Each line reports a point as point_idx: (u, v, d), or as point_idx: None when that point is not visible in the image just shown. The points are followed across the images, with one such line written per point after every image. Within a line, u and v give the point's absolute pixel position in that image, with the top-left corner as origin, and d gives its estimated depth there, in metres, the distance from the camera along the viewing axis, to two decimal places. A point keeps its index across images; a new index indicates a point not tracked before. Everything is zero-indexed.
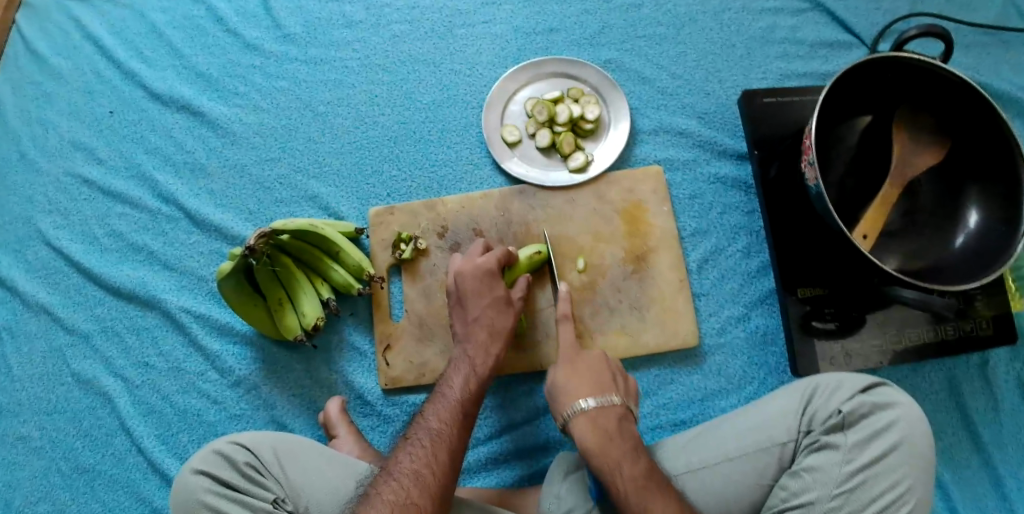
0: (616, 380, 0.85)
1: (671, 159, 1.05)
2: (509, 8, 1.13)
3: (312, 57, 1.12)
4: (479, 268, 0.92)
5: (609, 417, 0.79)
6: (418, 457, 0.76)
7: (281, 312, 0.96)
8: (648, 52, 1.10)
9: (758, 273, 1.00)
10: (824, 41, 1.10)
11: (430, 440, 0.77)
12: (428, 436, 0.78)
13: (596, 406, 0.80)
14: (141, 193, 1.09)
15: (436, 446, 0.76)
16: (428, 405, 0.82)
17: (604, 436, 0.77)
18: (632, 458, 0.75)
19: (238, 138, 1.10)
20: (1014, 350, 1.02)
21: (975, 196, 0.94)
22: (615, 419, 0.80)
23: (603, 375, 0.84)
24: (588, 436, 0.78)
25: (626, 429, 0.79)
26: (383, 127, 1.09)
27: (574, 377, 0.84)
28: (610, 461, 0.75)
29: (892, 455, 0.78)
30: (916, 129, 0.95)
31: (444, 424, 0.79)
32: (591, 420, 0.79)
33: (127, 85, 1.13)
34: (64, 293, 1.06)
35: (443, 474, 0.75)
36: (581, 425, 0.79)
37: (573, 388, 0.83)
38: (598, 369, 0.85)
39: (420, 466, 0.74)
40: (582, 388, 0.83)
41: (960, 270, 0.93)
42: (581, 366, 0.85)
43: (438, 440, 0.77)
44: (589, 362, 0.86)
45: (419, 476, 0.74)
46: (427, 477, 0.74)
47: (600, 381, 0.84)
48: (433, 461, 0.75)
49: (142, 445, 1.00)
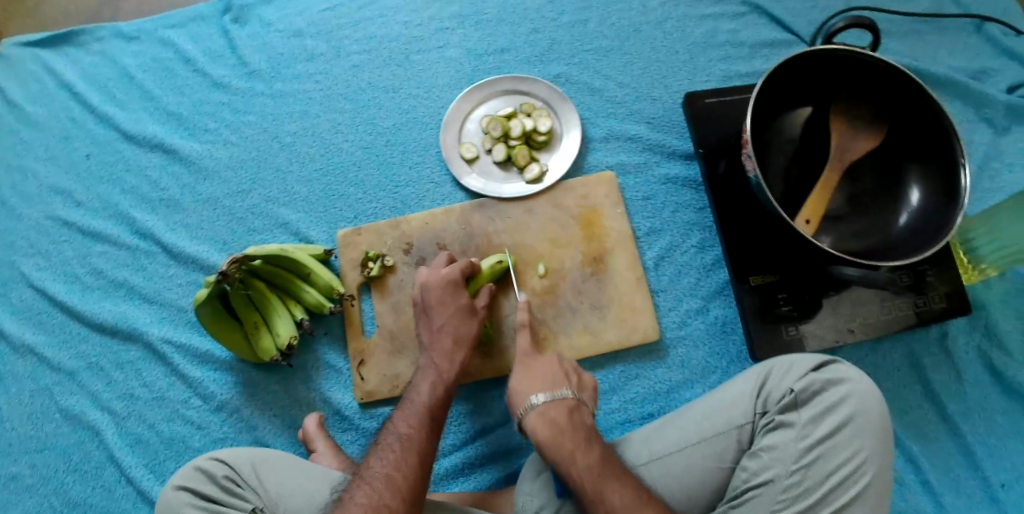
0: (568, 376, 0.87)
1: (622, 163, 1.09)
2: (461, 32, 1.19)
3: (277, 91, 1.19)
4: (441, 279, 0.95)
5: (560, 409, 0.82)
6: (389, 461, 0.79)
7: (257, 334, 1.01)
8: (595, 63, 1.16)
9: (714, 266, 1.04)
10: (763, 41, 1.15)
11: (399, 445, 0.80)
12: (397, 440, 0.81)
13: (547, 400, 0.83)
14: (119, 231, 1.14)
15: (405, 450, 0.80)
16: (397, 412, 0.86)
17: (555, 429, 0.80)
18: (585, 448, 0.78)
19: (209, 172, 1.16)
20: (973, 323, 1.03)
21: (916, 175, 0.98)
22: (566, 411, 0.82)
23: (555, 372, 0.87)
24: (541, 431, 0.81)
25: (578, 420, 0.81)
26: (347, 153, 1.15)
27: (528, 378, 0.87)
28: (564, 452, 0.78)
29: (846, 429, 0.80)
30: (851, 116, 0.99)
31: (413, 428, 0.82)
32: (544, 415, 0.82)
33: (103, 130, 1.20)
34: (50, 333, 1.11)
35: (414, 475, 0.78)
36: (533, 421, 0.82)
37: (524, 388, 0.86)
38: (552, 366, 0.88)
39: (390, 469, 0.77)
40: (534, 386, 0.85)
41: (907, 247, 0.96)
42: (533, 365, 0.88)
43: (406, 443, 0.80)
44: (542, 363, 0.88)
45: (390, 479, 0.77)
46: (398, 478, 0.77)
47: (552, 379, 0.86)
48: (403, 463, 0.78)
49: (130, 475, 1.03)
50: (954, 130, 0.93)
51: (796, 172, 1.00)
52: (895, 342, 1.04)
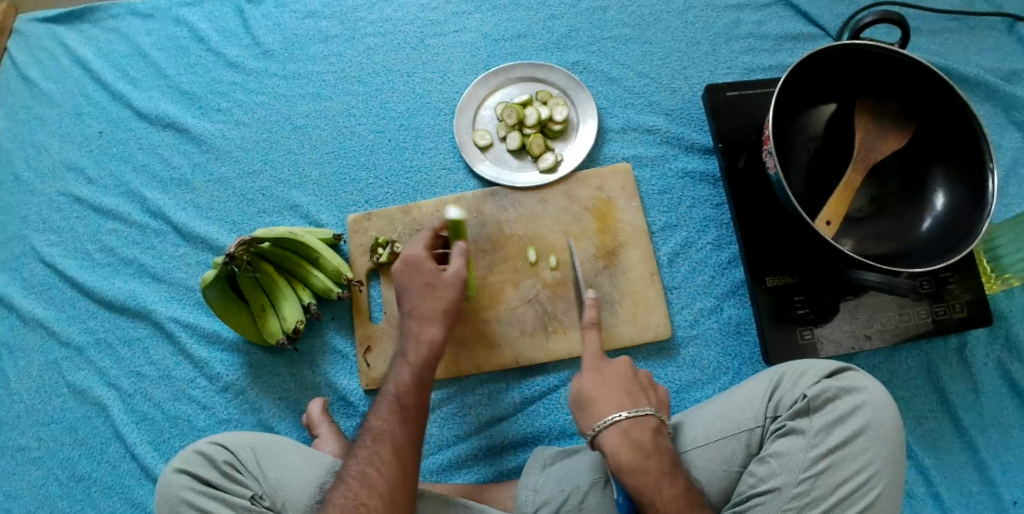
0: (646, 391, 0.83)
1: (639, 155, 1.07)
2: (478, 16, 1.16)
3: (290, 71, 1.17)
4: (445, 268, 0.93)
5: (644, 430, 0.78)
6: (363, 458, 0.77)
7: (264, 317, 1.00)
8: (614, 52, 1.13)
9: (729, 265, 1.02)
10: (788, 34, 1.12)
11: (371, 440, 0.79)
12: (371, 436, 0.79)
13: (630, 419, 0.79)
14: (129, 208, 1.13)
15: (378, 444, 0.78)
16: (373, 405, 0.83)
17: (640, 453, 0.76)
18: (671, 477, 0.76)
19: (220, 152, 1.14)
20: (992, 332, 1.01)
21: (941, 178, 0.95)
22: (650, 432, 0.79)
23: (630, 385, 0.83)
24: (623, 454, 0.76)
25: (660, 443, 0.78)
26: (360, 136, 1.13)
27: (604, 388, 0.82)
28: (650, 479, 0.75)
29: (858, 440, 0.79)
30: (878, 114, 0.96)
31: (385, 422, 0.80)
32: (624, 434, 0.77)
33: (116, 106, 1.18)
34: (59, 308, 1.11)
35: (389, 470, 0.76)
36: (612, 439, 0.77)
37: (604, 400, 0.81)
38: (624, 378, 0.83)
39: (365, 467, 0.76)
40: (611, 399, 0.81)
41: (929, 252, 0.94)
42: (608, 373, 0.83)
43: (378, 437, 0.78)
44: (615, 371, 0.83)
45: (364, 475, 0.75)
46: (373, 475, 0.75)
47: (631, 393, 0.82)
48: (376, 458, 0.77)
49: (135, 451, 1.04)
50: (983, 133, 0.90)
51: (818, 171, 0.98)
52: (911, 349, 1.02)
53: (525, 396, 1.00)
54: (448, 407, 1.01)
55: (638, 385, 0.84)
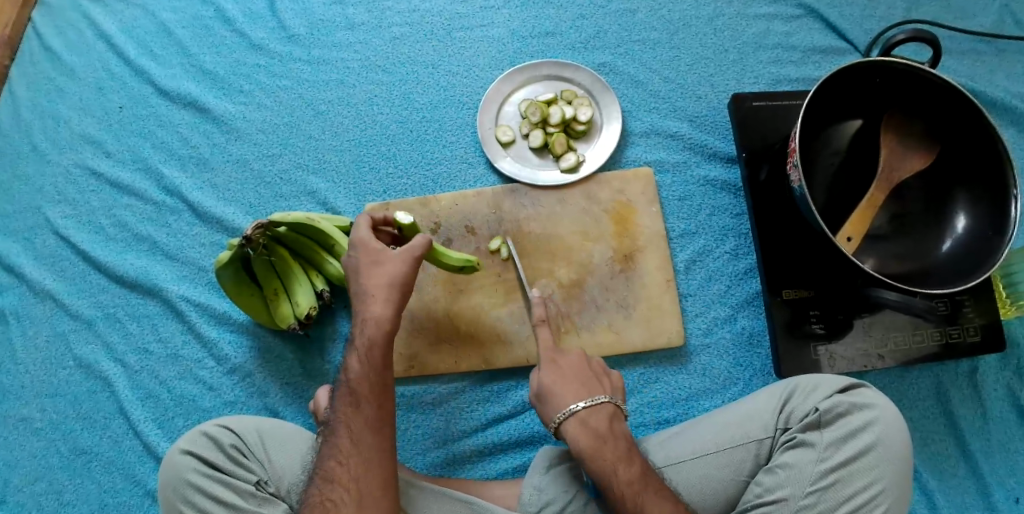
0: (600, 381, 0.84)
1: (661, 160, 1.07)
2: (506, 12, 1.16)
3: (314, 57, 1.17)
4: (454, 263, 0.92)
5: (600, 418, 0.79)
6: (325, 454, 0.77)
7: (276, 302, 1.00)
8: (642, 56, 1.12)
9: (746, 275, 1.02)
10: (817, 47, 1.11)
11: (329, 434, 0.78)
12: (329, 430, 0.78)
13: (586, 407, 0.80)
14: (146, 185, 1.15)
15: (336, 437, 0.77)
16: (334, 397, 0.81)
17: (596, 439, 0.78)
18: (626, 462, 0.77)
19: (241, 133, 1.15)
20: (1004, 358, 1.01)
21: (964, 201, 0.95)
22: (606, 420, 0.80)
23: (585, 375, 0.83)
24: (583, 440, 0.78)
25: (616, 429, 0.80)
26: (381, 126, 1.13)
27: (560, 380, 0.83)
28: (605, 464, 0.76)
29: (867, 456, 0.78)
30: (903, 134, 0.97)
31: (343, 416, 0.78)
32: (581, 422, 0.79)
33: (138, 82, 1.21)
34: (70, 280, 1.12)
35: (351, 461, 0.75)
36: (572, 428, 0.79)
37: (559, 389, 0.82)
38: (578, 366, 0.84)
39: (327, 462, 0.75)
40: (569, 390, 0.82)
41: (947, 275, 0.93)
42: (563, 363, 0.84)
43: (338, 432, 0.77)
44: (571, 361, 0.84)
45: (327, 470, 0.75)
46: (335, 469, 0.75)
47: (586, 383, 0.83)
48: (336, 451, 0.76)
49: (138, 429, 1.03)
50: (1008, 158, 0.89)
51: (841, 187, 0.98)
52: (922, 371, 1.01)
53: None
54: (456, 401, 1.00)
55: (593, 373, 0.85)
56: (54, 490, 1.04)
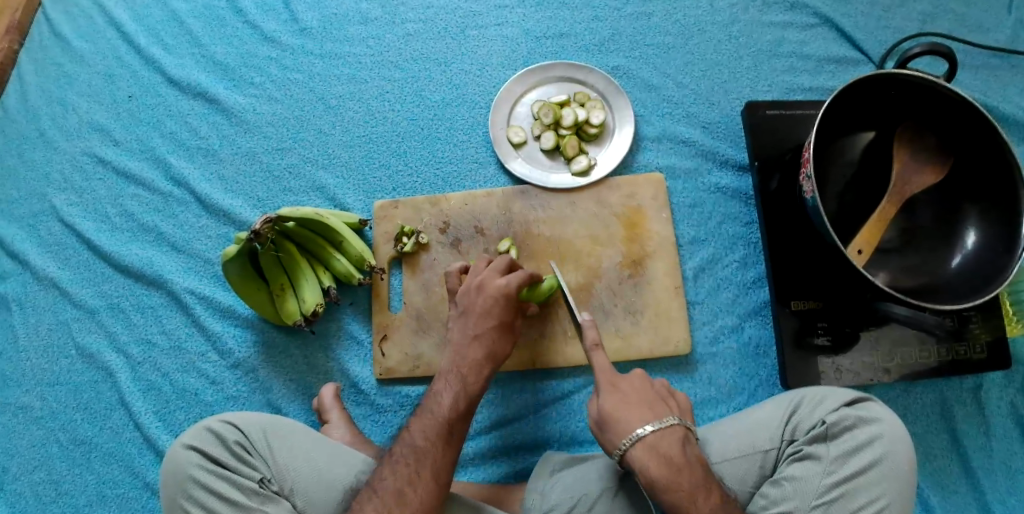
0: (666, 401, 0.82)
1: (672, 166, 1.06)
2: (521, 11, 1.15)
3: (326, 51, 1.16)
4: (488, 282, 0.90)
5: (672, 443, 0.77)
6: (400, 475, 0.77)
7: (283, 297, 0.99)
8: (656, 60, 1.12)
9: (754, 284, 1.01)
10: (832, 57, 1.11)
11: (413, 459, 0.78)
12: (410, 452, 0.79)
13: (655, 432, 0.77)
14: (153, 175, 1.14)
15: (418, 464, 0.77)
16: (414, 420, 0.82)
17: (672, 469, 0.75)
18: (705, 492, 0.75)
19: (250, 126, 1.15)
20: (1008, 375, 1.01)
21: (975, 217, 0.95)
22: (678, 446, 0.77)
23: (649, 395, 0.81)
24: (655, 468, 0.75)
25: (690, 454, 0.77)
26: (392, 123, 1.12)
27: (623, 402, 0.80)
28: (682, 494, 0.75)
29: (873, 470, 0.78)
30: (917, 147, 0.97)
31: (428, 442, 0.79)
32: (652, 448, 0.76)
33: (147, 70, 1.20)
34: (74, 269, 1.11)
35: (424, 489, 0.76)
36: (640, 454, 0.76)
37: (627, 412, 0.79)
38: (641, 387, 0.83)
39: (401, 485, 0.76)
40: (631, 410, 0.79)
41: (957, 291, 0.93)
42: (625, 385, 0.82)
43: (421, 459, 0.78)
44: (634, 382, 0.83)
45: (399, 493, 0.75)
46: (410, 495, 0.75)
47: (651, 403, 0.81)
48: (414, 478, 0.76)
49: (140, 420, 1.03)
50: (1022, 175, 0.89)
51: (852, 199, 0.98)
52: (926, 386, 1.02)
53: (538, 398, 1.00)
54: None
55: (656, 393, 0.83)
56: (53, 480, 1.03)
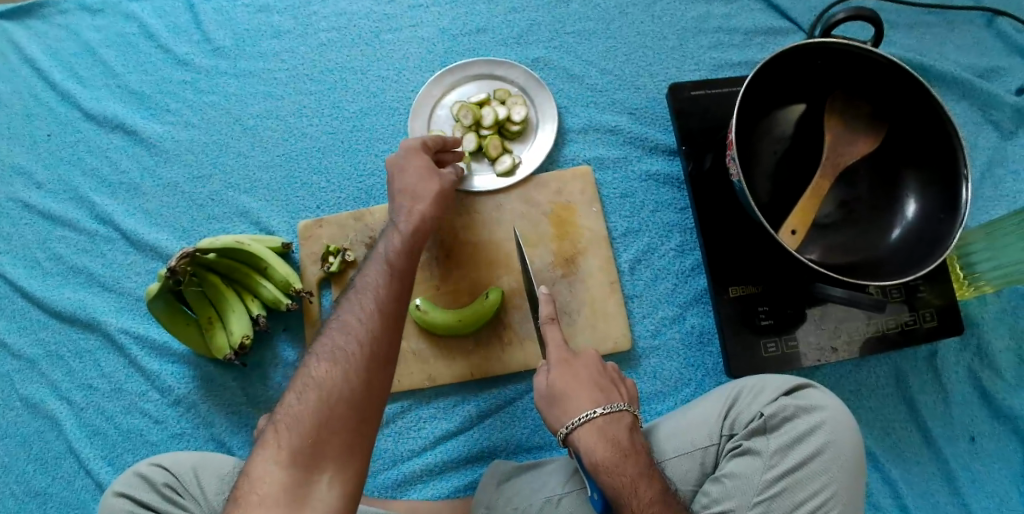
0: (616, 384, 0.83)
1: (601, 158, 1.03)
2: (436, 10, 1.11)
3: (241, 70, 1.13)
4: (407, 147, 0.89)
5: (619, 428, 0.77)
6: (347, 311, 0.71)
7: (212, 331, 0.97)
8: (577, 48, 1.08)
9: (693, 272, 0.98)
10: (759, 28, 1.06)
11: (359, 292, 0.73)
12: (346, 338, 0.68)
13: (605, 415, 0.78)
14: (79, 215, 1.12)
15: (365, 292, 0.73)
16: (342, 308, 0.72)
17: (619, 452, 0.75)
18: (647, 480, 0.74)
19: (171, 155, 1.12)
20: (964, 340, 0.98)
21: (914, 183, 0.91)
22: (626, 430, 0.78)
23: (602, 378, 0.82)
24: (602, 452, 0.75)
25: (637, 442, 0.77)
26: (312, 138, 1.09)
27: (574, 382, 0.80)
28: (626, 482, 0.74)
29: (815, 461, 0.75)
30: (849, 117, 0.93)
31: (363, 329, 0.69)
32: (600, 430, 0.77)
33: (64, 107, 1.17)
34: (8, 318, 1.09)
35: (370, 316, 0.70)
36: (587, 436, 0.76)
37: (575, 393, 0.79)
38: (595, 371, 0.82)
39: (347, 316, 0.71)
40: (580, 392, 0.80)
41: (900, 261, 0.89)
42: (579, 365, 0.82)
43: (366, 290, 0.73)
44: (587, 366, 0.82)
45: (347, 323, 0.70)
46: (354, 322, 0.70)
47: (603, 386, 0.81)
48: (361, 305, 0.71)
49: (87, 467, 1.01)
50: (958, 136, 0.85)
51: (785, 175, 0.93)
52: (881, 359, 0.98)
53: (482, 408, 0.97)
54: (404, 419, 0.98)
55: (608, 378, 0.84)
56: None
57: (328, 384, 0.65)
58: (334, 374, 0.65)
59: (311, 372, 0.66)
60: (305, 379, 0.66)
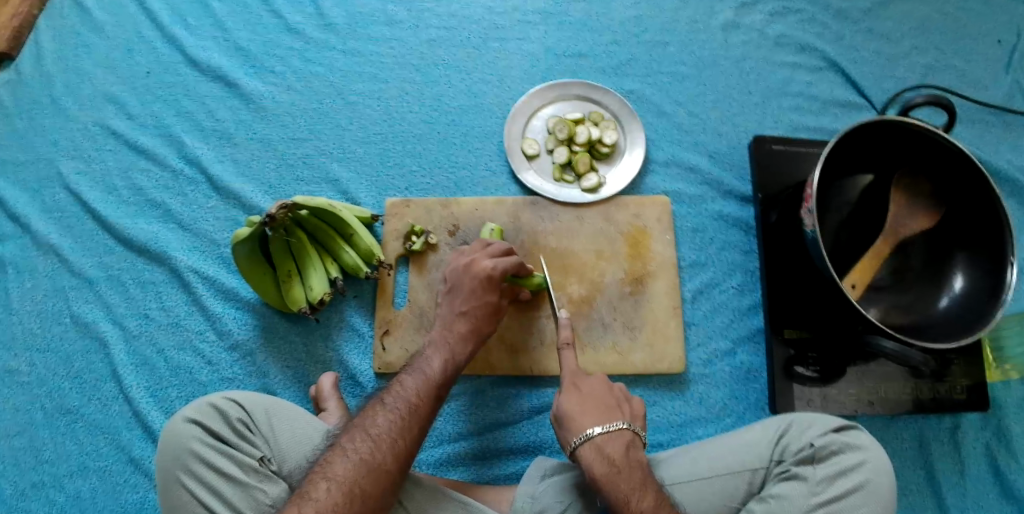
0: (621, 406, 0.86)
1: (679, 191, 1.10)
2: (544, 29, 1.19)
3: (350, 48, 1.19)
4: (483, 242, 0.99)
5: (617, 445, 0.81)
6: (411, 383, 0.82)
7: (289, 284, 1.00)
8: (669, 88, 1.16)
9: (750, 311, 1.04)
10: (836, 100, 1.16)
11: (422, 374, 0.83)
12: (404, 402, 0.79)
13: (603, 433, 0.82)
14: (166, 152, 1.15)
15: (430, 378, 0.83)
16: (401, 374, 0.84)
17: (612, 467, 0.79)
18: (641, 491, 0.78)
19: (268, 113, 1.17)
20: (985, 418, 1.05)
21: (963, 264, 0.98)
22: (623, 448, 0.81)
23: (605, 400, 0.86)
24: (598, 467, 0.80)
25: (633, 459, 0.81)
26: (410, 124, 1.15)
27: (579, 401, 0.85)
28: (620, 492, 0.77)
29: (856, 495, 0.79)
30: (913, 194, 1.00)
31: (421, 397, 0.80)
32: (598, 449, 0.81)
33: (169, 49, 1.22)
34: (76, 238, 1.11)
35: (429, 397, 0.81)
36: (588, 454, 0.81)
37: (581, 416, 0.84)
38: (602, 392, 0.87)
39: (412, 389, 0.81)
40: (586, 412, 0.84)
41: (941, 330, 0.96)
42: (585, 390, 0.87)
43: (431, 377, 0.83)
44: (593, 387, 0.87)
45: (412, 398, 0.80)
46: (416, 398, 0.80)
47: (607, 406, 0.85)
48: (423, 389, 0.82)
49: (130, 394, 1.02)
50: (1011, 228, 0.93)
51: (847, 237, 1.02)
52: (907, 422, 1.05)
53: (535, 404, 1.01)
54: (457, 403, 1.02)
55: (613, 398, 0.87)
56: (34, 447, 1.01)
57: (383, 439, 0.75)
58: (389, 434, 0.75)
59: (370, 426, 0.76)
60: (361, 430, 0.76)
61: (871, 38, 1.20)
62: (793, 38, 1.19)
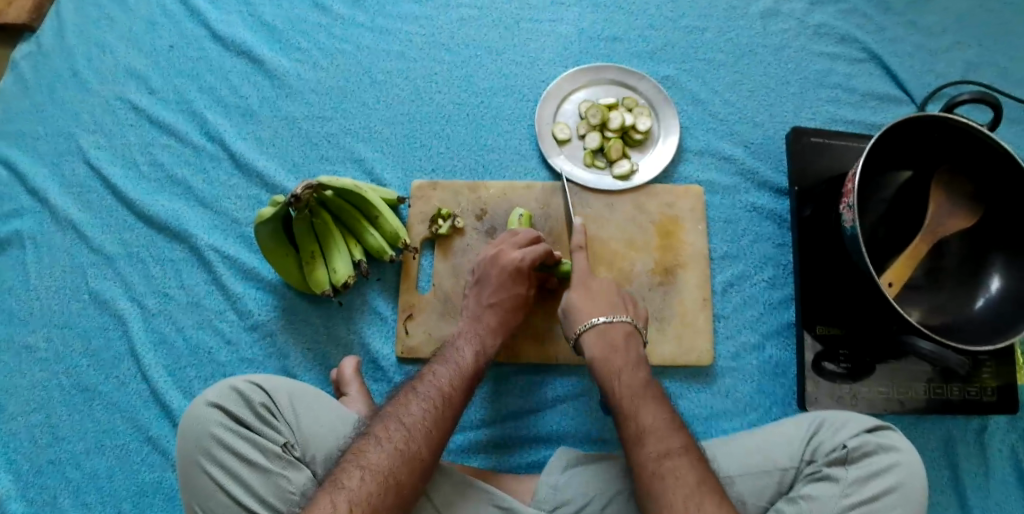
0: (642, 357, 0.86)
1: (712, 182, 1.08)
2: (577, 11, 1.16)
3: (378, 25, 1.16)
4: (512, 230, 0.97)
5: (637, 383, 0.81)
6: (443, 373, 0.81)
7: (312, 266, 0.97)
8: (705, 75, 1.13)
9: (780, 305, 1.02)
10: (875, 93, 1.13)
11: (455, 365, 0.82)
12: (438, 393, 0.78)
13: (624, 379, 0.82)
14: (188, 128, 1.12)
15: (463, 369, 0.82)
16: (433, 364, 0.83)
17: (631, 404, 0.79)
18: (659, 427, 0.77)
19: (293, 91, 1.14)
20: (1013, 422, 1.03)
21: (1000, 266, 0.96)
22: (643, 389, 0.81)
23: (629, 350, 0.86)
24: (617, 405, 0.80)
25: (655, 403, 0.80)
26: (437, 104, 1.12)
27: (601, 348, 0.86)
28: (637, 427, 0.77)
29: (890, 496, 0.77)
30: (953, 192, 0.98)
31: (455, 388, 0.79)
32: (620, 392, 0.81)
33: (192, 23, 1.19)
34: (95, 213, 1.09)
35: (461, 388, 0.80)
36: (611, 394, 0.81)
37: (602, 361, 0.84)
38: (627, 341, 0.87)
39: (445, 379, 0.80)
40: (609, 358, 0.84)
41: (976, 333, 0.94)
42: (608, 338, 0.87)
43: (463, 368, 0.82)
44: (617, 337, 0.87)
45: (444, 388, 0.78)
46: (450, 388, 0.79)
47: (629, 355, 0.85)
48: (456, 380, 0.80)
49: (148, 373, 1.00)
50: None
51: (883, 234, 1.00)
52: (934, 423, 1.04)
53: (558, 393, 1.00)
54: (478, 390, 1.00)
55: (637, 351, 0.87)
56: (51, 423, 1.00)
57: (417, 425, 0.74)
58: (424, 422, 0.74)
59: (404, 413, 0.75)
60: (396, 417, 0.74)
61: (912, 31, 1.17)
62: (832, 28, 1.16)
